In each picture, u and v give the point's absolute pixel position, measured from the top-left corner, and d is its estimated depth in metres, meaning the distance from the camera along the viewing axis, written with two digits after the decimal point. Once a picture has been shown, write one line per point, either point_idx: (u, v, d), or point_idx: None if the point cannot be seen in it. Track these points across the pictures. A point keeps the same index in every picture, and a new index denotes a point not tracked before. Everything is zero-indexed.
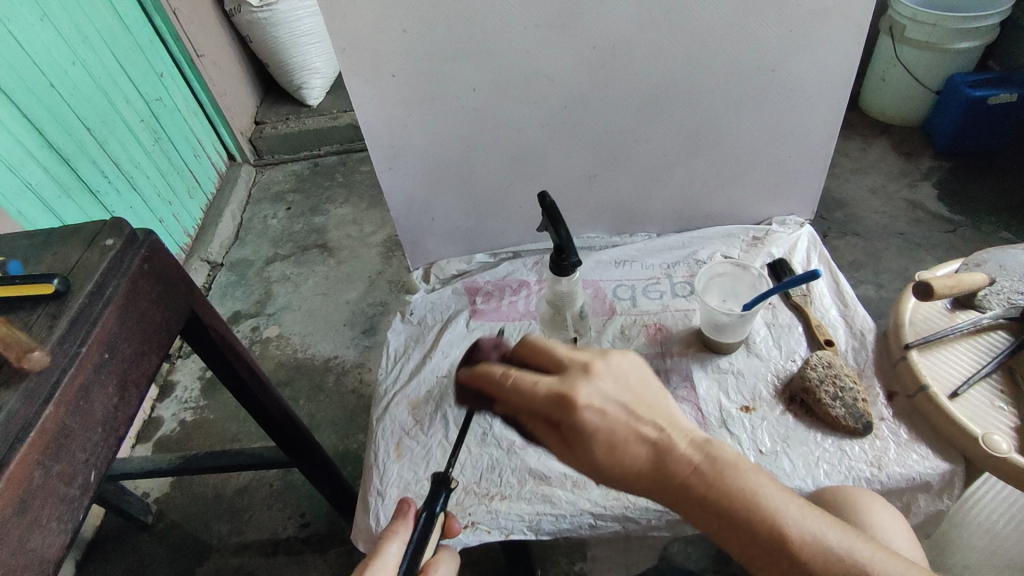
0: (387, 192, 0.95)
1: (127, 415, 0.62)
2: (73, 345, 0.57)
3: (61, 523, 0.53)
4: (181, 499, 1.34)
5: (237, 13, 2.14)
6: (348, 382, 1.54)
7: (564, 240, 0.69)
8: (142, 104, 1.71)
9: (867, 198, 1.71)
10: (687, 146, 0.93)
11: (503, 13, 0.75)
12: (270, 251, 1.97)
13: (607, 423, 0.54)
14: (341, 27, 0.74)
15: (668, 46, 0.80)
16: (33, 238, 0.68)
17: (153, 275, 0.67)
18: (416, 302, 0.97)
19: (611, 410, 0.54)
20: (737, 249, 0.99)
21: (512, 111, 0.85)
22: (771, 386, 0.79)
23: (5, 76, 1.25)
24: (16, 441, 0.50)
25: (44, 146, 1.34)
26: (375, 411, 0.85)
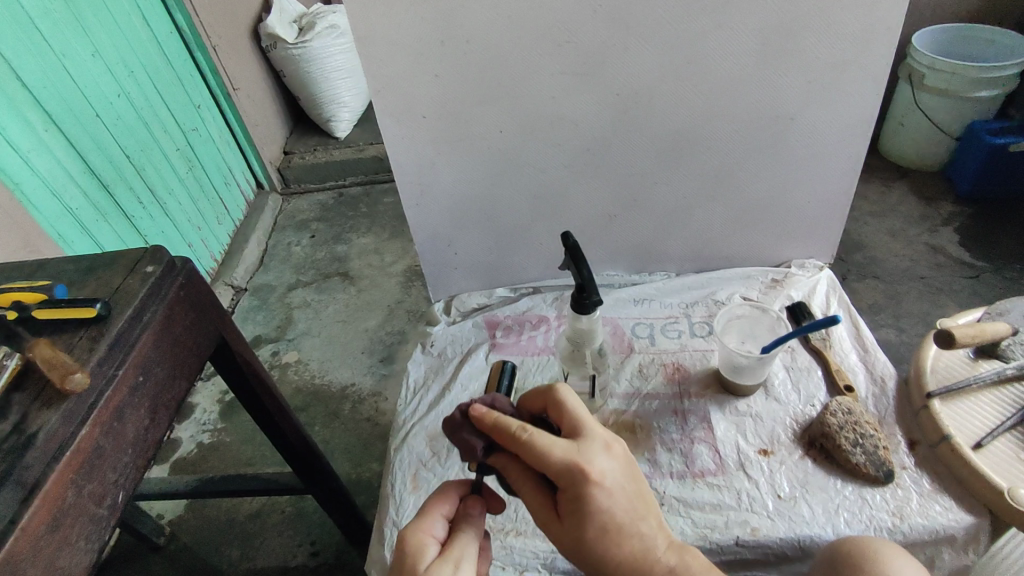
0: (413, 227, 0.97)
1: (156, 438, 0.63)
2: (111, 367, 0.59)
3: (88, 542, 0.54)
4: (193, 522, 1.34)
5: (272, 49, 2.24)
6: (364, 410, 1.55)
7: (585, 279, 0.71)
8: (179, 134, 1.79)
9: (887, 241, 1.71)
10: (707, 189, 0.95)
11: (530, 61, 0.78)
12: (292, 278, 2.01)
13: (625, 503, 0.56)
14: (376, 70, 0.78)
15: (690, 94, 0.83)
16: (77, 263, 0.72)
17: (188, 301, 0.70)
18: (436, 333, 0.98)
19: (619, 499, 0.55)
20: (756, 291, 0.99)
21: (537, 151, 0.88)
22: (789, 430, 0.79)
23: (54, 106, 1.32)
24: (54, 459, 0.52)
25: (87, 173, 1.41)
26: (393, 441, 0.86)
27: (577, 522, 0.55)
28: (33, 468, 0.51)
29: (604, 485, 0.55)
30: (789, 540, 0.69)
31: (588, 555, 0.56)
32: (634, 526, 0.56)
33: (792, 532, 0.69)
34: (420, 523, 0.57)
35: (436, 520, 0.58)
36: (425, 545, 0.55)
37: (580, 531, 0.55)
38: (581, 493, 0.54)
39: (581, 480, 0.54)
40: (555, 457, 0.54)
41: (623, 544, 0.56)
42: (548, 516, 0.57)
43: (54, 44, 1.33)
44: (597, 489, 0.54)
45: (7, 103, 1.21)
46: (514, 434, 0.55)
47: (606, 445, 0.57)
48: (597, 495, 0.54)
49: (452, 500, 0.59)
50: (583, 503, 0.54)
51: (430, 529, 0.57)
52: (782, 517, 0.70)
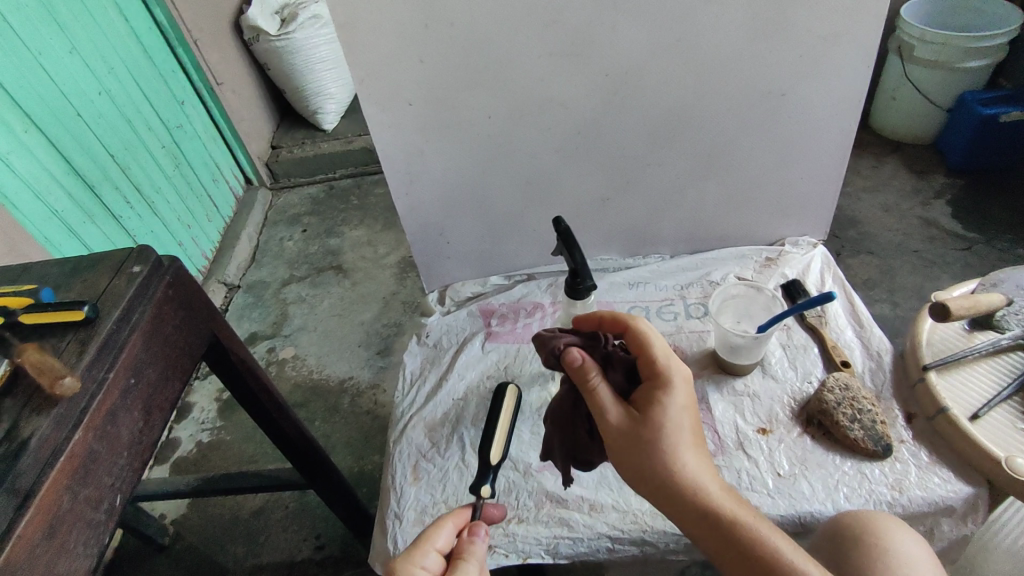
0: (403, 217, 0.96)
1: (151, 440, 0.63)
2: (101, 370, 0.58)
3: (87, 546, 0.54)
4: (197, 520, 1.35)
5: (255, 42, 2.20)
6: (363, 403, 1.55)
7: (578, 264, 0.70)
8: (163, 131, 1.76)
9: (880, 216, 1.71)
10: (698, 169, 0.94)
11: (516, 44, 0.77)
12: (285, 274, 2.00)
13: (691, 420, 0.60)
14: (360, 58, 0.76)
15: (679, 73, 0.82)
16: (62, 265, 0.70)
17: (177, 300, 0.69)
18: (431, 324, 0.98)
19: (685, 413, 0.60)
20: (751, 270, 0.99)
21: (526, 136, 0.87)
22: (787, 408, 0.79)
23: (32, 106, 1.30)
24: (47, 465, 0.52)
25: (70, 174, 1.39)
26: (392, 433, 0.85)
27: (646, 424, 0.59)
28: (26, 474, 0.51)
29: (680, 393, 0.60)
30: (789, 517, 0.69)
31: (645, 470, 0.59)
32: (692, 448, 0.59)
33: (793, 509, 0.69)
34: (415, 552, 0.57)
35: (428, 552, 0.57)
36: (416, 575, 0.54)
37: (645, 440, 0.59)
38: (658, 398, 0.60)
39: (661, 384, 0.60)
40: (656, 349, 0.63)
41: (680, 458, 0.58)
42: (619, 419, 0.61)
43: (30, 43, 1.31)
44: (675, 389, 0.60)
45: None
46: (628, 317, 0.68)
47: (682, 376, 0.61)
48: (673, 394, 0.60)
49: (447, 533, 0.59)
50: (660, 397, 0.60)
51: (422, 561, 0.56)
52: (783, 495, 0.70)
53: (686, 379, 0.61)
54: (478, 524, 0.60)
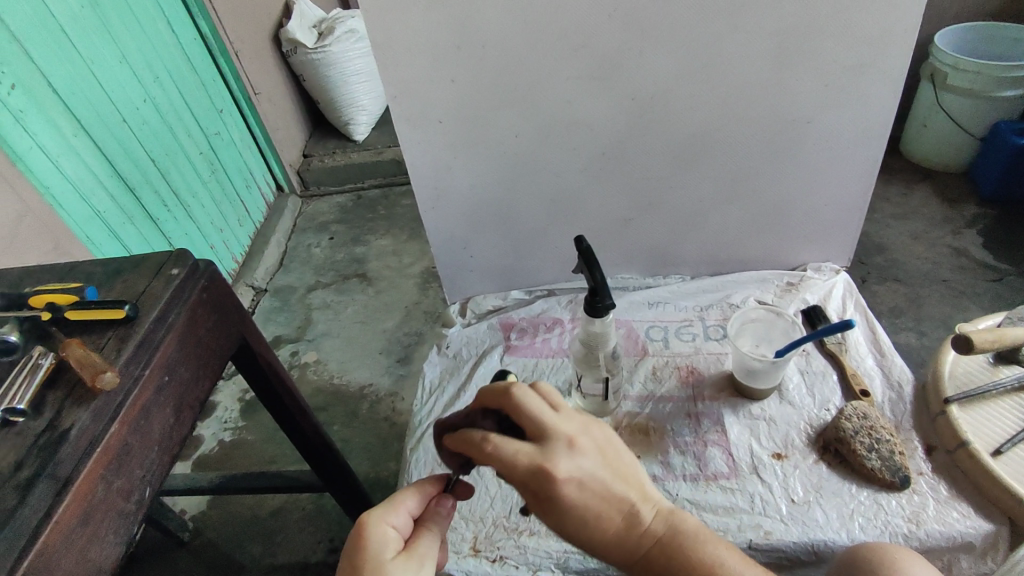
0: (430, 230, 0.99)
1: (179, 437, 0.65)
2: (138, 368, 0.61)
3: (117, 535, 0.56)
4: (216, 518, 1.38)
5: (293, 54, 2.27)
6: (381, 410, 1.57)
7: (598, 282, 0.70)
8: (201, 138, 1.83)
9: (908, 243, 1.69)
10: (723, 193, 0.95)
11: (546, 67, 0.79)
12: (312, 279, 2.04)
13: (598, 492, 0.55)
14: (394, 77, 0.79)
15: (706, 97, 0.83)
16: (104, 265, 0.74)
17: (210, 303, 0.72)
18: (451, 335, 1.00)
19: (592, 483, 0.55)
20: (771, 294, 0.99)
21: (552, 156, 0.89)
22: (804, 434, 0.79)
23: (83, 112, 1.37)
24: (85, 455, 0.54)
25: (113, 176, 1.45)
26: (409, 441, 0.87)
27: (550, 516, 0.55)
28: (66, 462, 0.53)
29: (573, 474, 0.54)
30: (803, 544, 0.69)
31: (574, 540, 0.57)
32: (610, 509, 0.56)
33: (806, 536, 0.69)
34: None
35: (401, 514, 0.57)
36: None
37: (560, 523, 0.55)
38: (552, 491, 0.53)
39: (545, 480, 0.52)
40: (524, 455, 0.53)
41: (605, 523, 0.56)
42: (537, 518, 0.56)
43: (84, 52, 1.38)
44: (565, 480, 0.53)
45: (38, 110, 1.25)
46: (478, 443, 0.53)
47: (569, 442, 0.55)
48: (565, 492, 0.53)
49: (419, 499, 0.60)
50: (554, 499, 0.53)
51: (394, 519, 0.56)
52: (796, 521, 0.70)
53: (579, 465, 0.54)
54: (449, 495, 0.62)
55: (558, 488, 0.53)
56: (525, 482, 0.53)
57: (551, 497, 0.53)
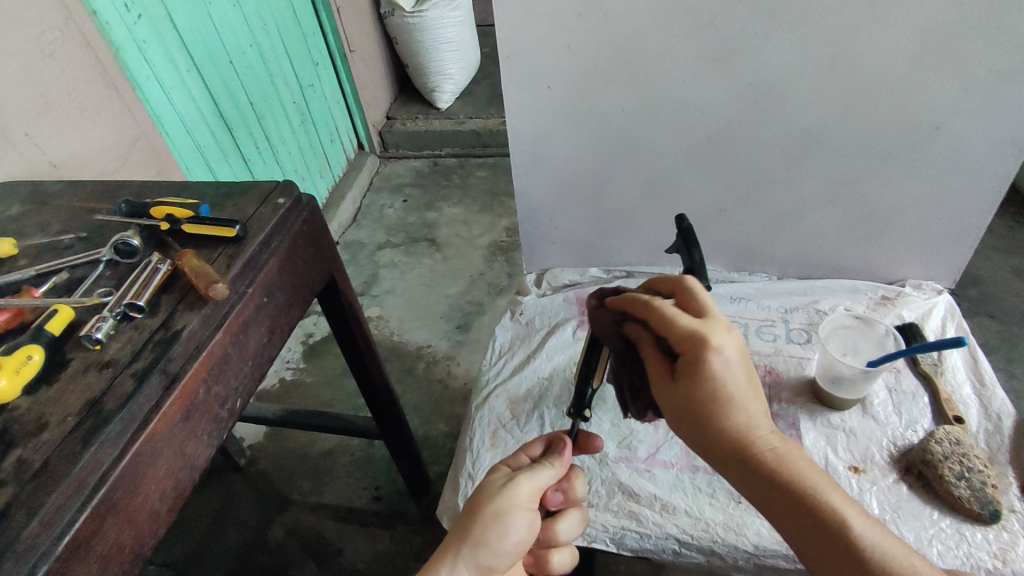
0: (519, 196, 0.99)
1: (270, 357, 0.68)
2: (243, 285, 0.64)
3: (210, 437, 0.59)
4: (271, 449, 1.44)
5: (390, 16, 2.31)
6: (437, 372, 1.60)
7: (695, 263, 0.68)
8: (296, 88, 1.89)
9: (1009, 278, 1.57)
10: (827, 194, 0.91)
11: (665, 42, 0.77)
12: (382, 238, 2.09)
13: (741, 382, 0.51)
14: (509, 36, 0.79)
15: (829, 91, 0.79)
16: (217, 187, 0.77)
17: (309, 236, 0.74)
18: (526, 303, 1.00)
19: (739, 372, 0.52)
20: (863, 306, 0.94)
21: (655, 136, 0.87)
22: (885, 452, 0.75)
23: (197, 49, 1.43)
24: (192, 357, 0.57)
25: (216, 114, 1.52)
26: (474, 399, 0.88)
27: (689, 386, 0.52)
28: (175, 360, 0.56)
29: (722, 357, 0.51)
30: None
31: (693, 426, 0.53)
32: (750, 407, 0.52)
33: None
34: (500, 524, 0.56)
35: (519, 457, 0.63)
36: (522, 540, 0.57)
37: (692, 396, 0.52)
38: (701, 356, 0.51)
39: (700, 343, 0.50)
40: (684, 320, 0.53)
41: (738, 413, 0.52)
42: (664, 388, 0.55)
43: None
44: (717, 351, 0.51)
45: (159, 43, 1.32)
46: (647, 302, 0.56)
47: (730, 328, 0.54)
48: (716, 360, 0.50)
49: (541, 445, 0.64)
50: (698, 366, 0.51)
51: (513, 462, 0.63)
52: None
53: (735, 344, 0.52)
54: (566, 440, 0.63)
55: (711, 355, 0.51)
56: (676, 343, 0.53)
57: (696, 364, 0.51)
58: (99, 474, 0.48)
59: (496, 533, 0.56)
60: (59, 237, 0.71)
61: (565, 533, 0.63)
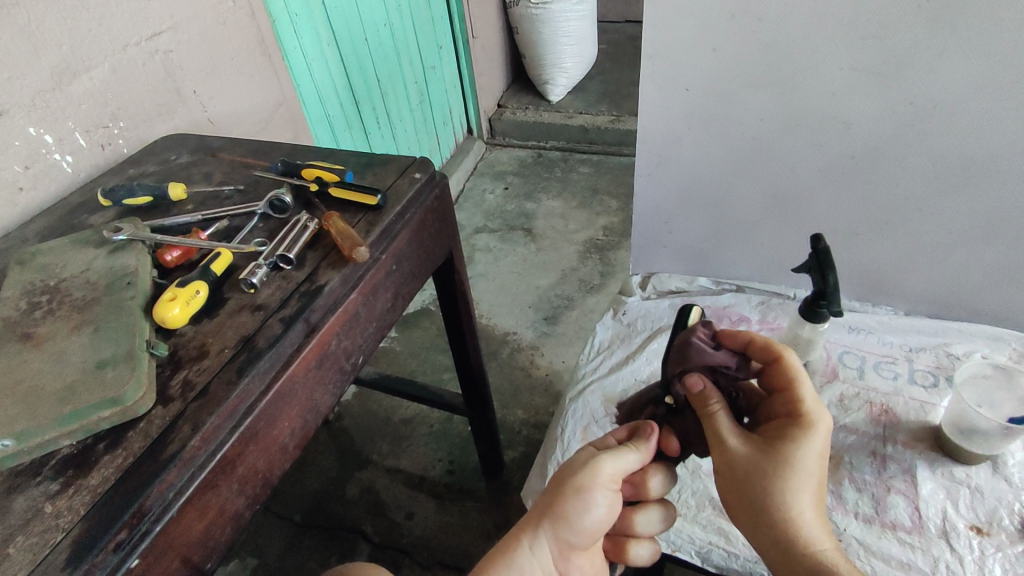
0: (637, 196, 0.98)
1: (390, 322, 0.72)
2: (378, 251, 0.68)
3: (334, 387, 0.64)
4: (358, 409, 1.53)
5: (515, 6, 2.34)
6: (520, 359, 1.62)
7: (829, 287, 0.68)
8: (419, 69, 1.96)
9: None
10: (978, 231, 0.84)
11: (821, 51, 0.74)
12: (480, 222, 2.14)
13: (820, 471, 0.57)
14: (655, 33, 0.79)
15: (1001, 119, 0.73)
16: (359, 156, 0.82)
17: (437, 212, 0.78)
18: (630, 304, 0.99)
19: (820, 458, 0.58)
20: (1004, 355, 0.85)
21: (792, 149, 0.84)
22: (1016, 517, 0.69)
23: (338, 25, 1.52)
24: (330, 311, 0.61)
25: (346, 87, 1.60)
26: (569, 391, 0.89)
27: (782, 456, 0.56)
28: (316, 312, 0.60)
29: (817, 442, 0.57)
30: None
31: (766, 498, 0.56)
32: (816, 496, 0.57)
33: None
34: (579, 500, 0.56)
35: (605, 436, 0.63)
36: (602, 519, 0.58)
37: (780, 468, 0.56)
38: (805, 428, 0.57)
39: (811, 419, 0.57)
40: (803, 390, 0.59)
41: (806, 496, 0.56)
42: (747, 450, 0.58)
43: None
44: (818, 435, 0.57)
45: (308, 16, 1.41)
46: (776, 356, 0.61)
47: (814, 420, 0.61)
48: (813, 441, 0.56)
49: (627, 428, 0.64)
50: (794, 437, 0.57)
51: (599, 440, 0.63)
52: None
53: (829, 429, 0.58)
54: (649, 423, 0.62)
55: (813, 432, 0.57)
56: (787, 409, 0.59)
57: (795, 433, 0.57)
58: (247, 404, 0.53)
59: (576, 508, 0.56)
60: (221, 187, 0.78)
61: (642, 525, 0.62)
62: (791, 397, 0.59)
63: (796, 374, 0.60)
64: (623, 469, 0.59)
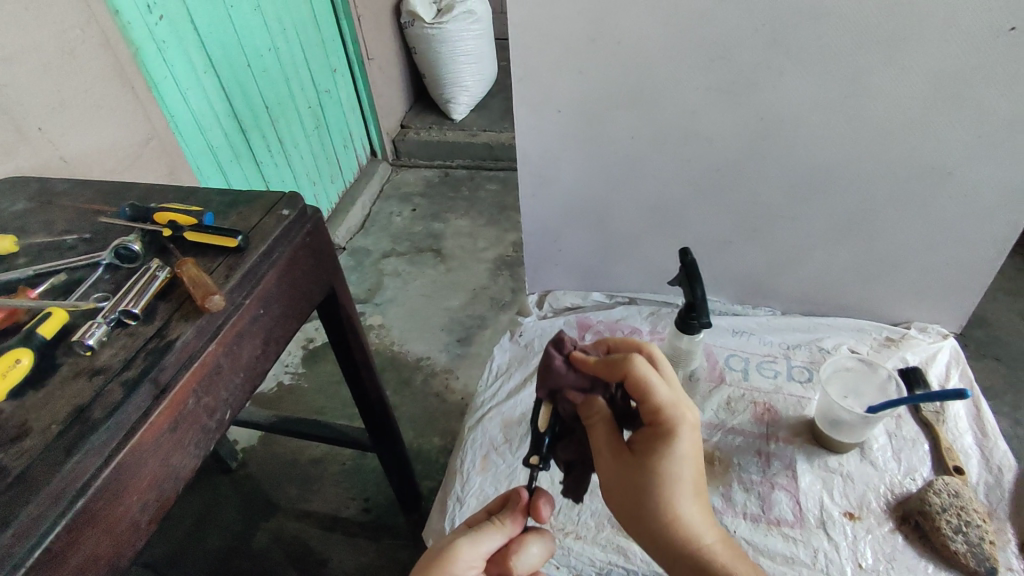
0: (525, 216, 0.99)
1: (263, 368, 0.68)
2: (240, 296, 0.64)
3: (197, 448, 0.59)
4: (263, 454, 1.44)
5: (410, 26, 2.33)
6: (434, 385, 1.59)
7: (696, 298, 0.72)
8: (312, 93, 1.90)
9: (1018, 322, 1.54)
10: (835, 233, 0.90)
11: (678, 72, 0.77)
12: (388, 246, 2.09)
13: (693, 469, 0.55)
14: (522, 58, 0.79)
15: (841, 129, 0.78)
16: (223, 195, 0.77)
17: (310, 249, 0.74)
18: (526, 325, 0.99)
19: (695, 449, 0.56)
20: (866, 345, 0.93)
21: (664, 164, 0.87)
22: (882, 499, 0.74)
23: (215, 51, 1.44)
24: (183, 367, 0.56)
25: (230, 115, 1.52)
26: (468, 420, 0.88)
27: (645, 469, 0.55)
28: (167, 371, 0.55)
29: (686, 442, 0.55)
30: None
31: (641, 508, 0.55)
32: (692, 490, 0.55)
33: None
34: None
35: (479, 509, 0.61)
36: None
37: (645, 481, 0.55)
38: (666, 433, 0.55)
39: (674, 421, 0.55)
40: (661, 393, 0.55)
41: (679, 500, 0.54)
42: (615, 465, 0.57)
43: None
44: (683, 437, 0.55)
45: (179, 44, 1.33)
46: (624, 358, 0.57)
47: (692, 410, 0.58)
48: (674, 449, 0.54)
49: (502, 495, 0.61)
50: (659, 443, 0.55)
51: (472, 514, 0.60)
52: None
53: (693, 426, 0.55)
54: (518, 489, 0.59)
55: (676, 438, 0.54)
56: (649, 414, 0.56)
57: (658, 444, 0.55)
58: (79, 485, 0.47)
59: None
60: (62, 237, 0.71)
61: None
62: (652, 403, 0.56)
63: (652, 379, 0.56)
64: (482, 551, 0.56)
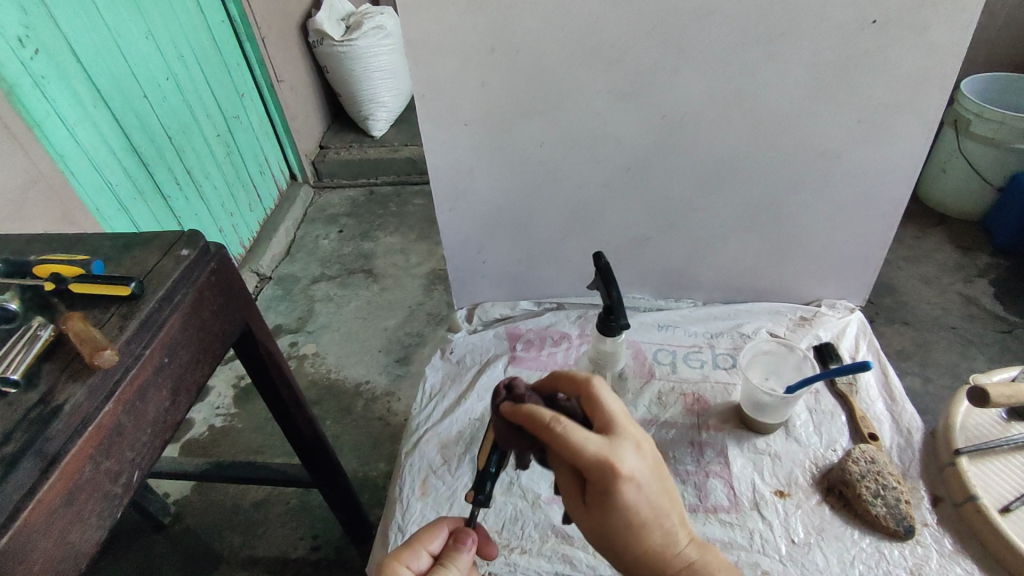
0: (445, 231, 0.97)
1: (174, 420, 0.64)
2: (139, 346, 0.59)
3: (101, 517, 0.54)
4: (198, 504, 1.36)
5: (319, 45, 2.27)
6: (376, 409, 1.55)
7: (614, 302, 0.74)
8: (220, 120, 1.82)
9: (919, 286, 1.66)
10: (743, 221, 0.94)
11: (577, 78, 0.78)
12: (317, 271, 2.03)
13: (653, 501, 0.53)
14: (423, 74, 0.78)
15: (737, 123, 0.82)
16: (114, 239, 0.72)
17: (217, 287, 0.70)
18: (456, 340, 0.98)
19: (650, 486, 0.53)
20: (783, 327, 0.97)
21: (575, 168, 0.88)
22: (808, 473, 0.77)
23: (105, 83, 1.36)
24: (75, 433, 0.52)
25: (129, 150, 1.44)
26: (404, 445, 0.86)
27: (604, 516, 0.53)
28: (54, 440, 0.51)
29: (635, 488, 0.51)
30: None
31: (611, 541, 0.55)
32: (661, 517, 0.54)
33: None
34: None
35: (419, 553, 0.60)
36: None
37: (609, 524, 0.53)
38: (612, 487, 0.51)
39: (612, 475, 0.50)
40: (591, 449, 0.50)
41: (645, 531, 0.54)
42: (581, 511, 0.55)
43: (111, 23, 1.37)
44: (629, 486, 0.51)
45: (62, 79, 1.24)
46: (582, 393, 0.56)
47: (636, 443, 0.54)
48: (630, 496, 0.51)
49: (442, 536, 0.61)
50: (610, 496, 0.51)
51: (411, 560, 0.59)
52: (795, 563, 0.69)
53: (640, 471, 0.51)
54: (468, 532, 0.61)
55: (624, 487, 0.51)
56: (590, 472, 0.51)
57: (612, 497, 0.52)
58: None
59: None
60: None
61: None
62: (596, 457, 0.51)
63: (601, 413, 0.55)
64: None
